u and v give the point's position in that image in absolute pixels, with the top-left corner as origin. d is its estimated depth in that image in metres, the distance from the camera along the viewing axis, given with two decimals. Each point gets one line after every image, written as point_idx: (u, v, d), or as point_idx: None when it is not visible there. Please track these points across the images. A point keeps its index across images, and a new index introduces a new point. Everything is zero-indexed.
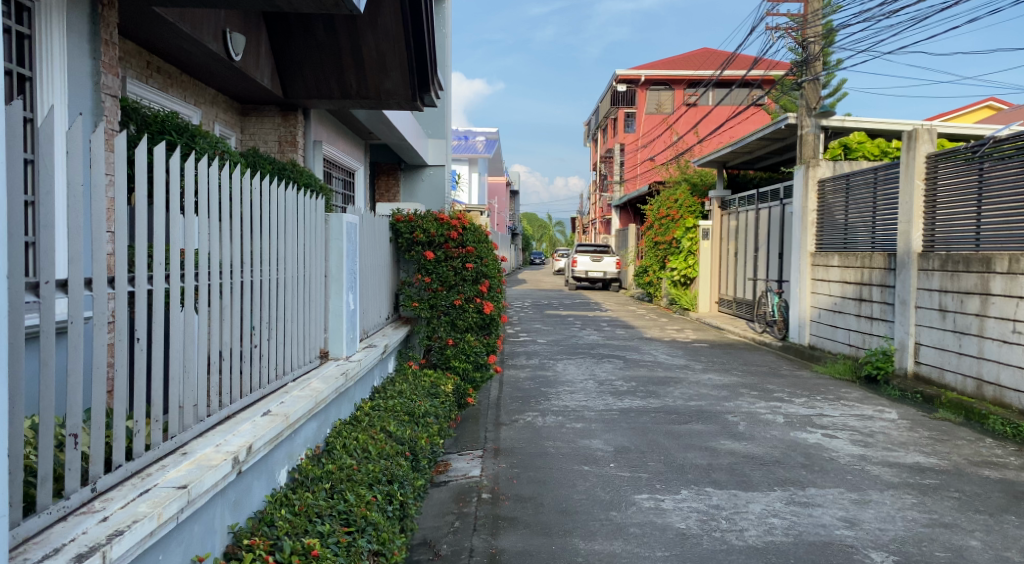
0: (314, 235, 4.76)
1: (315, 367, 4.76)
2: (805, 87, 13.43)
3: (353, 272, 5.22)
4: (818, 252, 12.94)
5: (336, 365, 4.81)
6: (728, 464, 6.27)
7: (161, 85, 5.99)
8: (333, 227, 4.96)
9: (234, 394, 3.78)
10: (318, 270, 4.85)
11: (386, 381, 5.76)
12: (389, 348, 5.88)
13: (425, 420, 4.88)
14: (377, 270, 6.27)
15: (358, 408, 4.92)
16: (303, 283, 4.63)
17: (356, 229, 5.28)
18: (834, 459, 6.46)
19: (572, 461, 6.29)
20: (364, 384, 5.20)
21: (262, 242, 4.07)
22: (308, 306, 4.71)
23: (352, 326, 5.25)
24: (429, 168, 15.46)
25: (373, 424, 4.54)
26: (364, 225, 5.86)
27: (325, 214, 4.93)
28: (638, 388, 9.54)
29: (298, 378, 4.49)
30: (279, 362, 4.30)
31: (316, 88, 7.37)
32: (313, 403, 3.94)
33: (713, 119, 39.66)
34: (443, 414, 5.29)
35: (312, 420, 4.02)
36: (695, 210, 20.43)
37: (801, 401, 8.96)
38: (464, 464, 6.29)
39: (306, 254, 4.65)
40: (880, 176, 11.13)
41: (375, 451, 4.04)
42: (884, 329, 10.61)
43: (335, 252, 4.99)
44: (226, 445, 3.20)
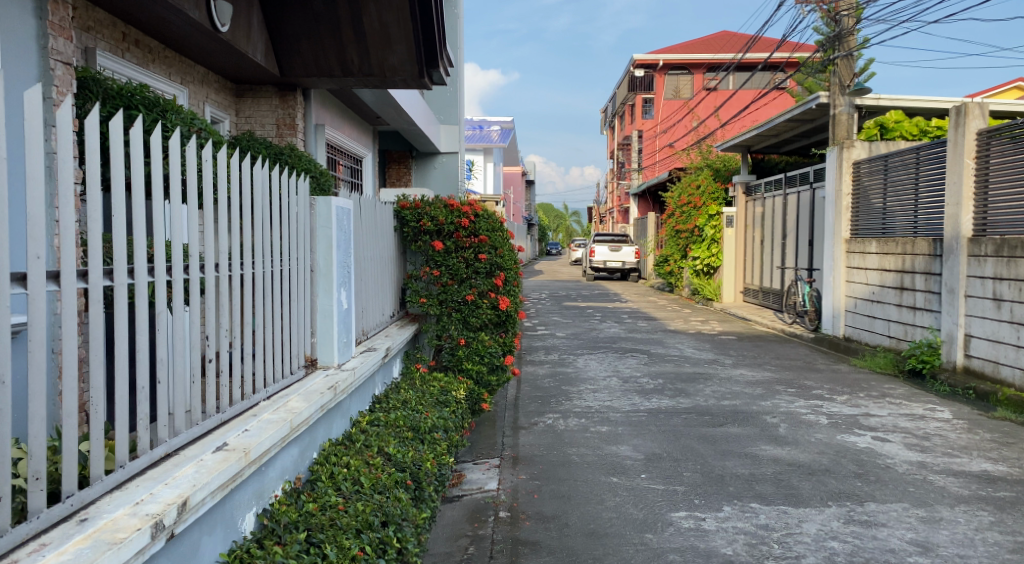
0: (298, 224, 4.11)
1: (301, 379, 4.12)
2: (837, 64, 12.69)
3: (344, 265, 4.58)
4: (853, 238, 12.21)
5: (324, 376, 4.17)
6: (773, 475, 5.64)
7: (140, 60, 5.40)
8: (320, 212, 4.32)
9: (178, 424, 3.00)
10: (303, 263, 4.22)
11: (391, 388, 5.19)
12: (393, 351, 5.23)
13: (434, 438, 4.36)
14: (378, 261, 5.64)
15: (354, 423, 4.31)
16: (285, 279, 3.97)
17: (348, 214, 4.61)
18: (890, 467, 5.80)
19: (598, 472, 5.68)
20: (362, 395, 4.58)
21: (239, 228, 3.44)
22: (291, 306, 4.06)
23: (346, 329, 4.61)
24: (441, 156, 14.88)
25: (369, 445, 3.93)
26: (362, 210, 5.21)
27: (310, 198, 4.29)
28: (666, 386, 8.91)
29: (275, 395, 3.80)
30: (258, 373, 3.65)
31: (315, 66, 6.72)
32: (286, 429, 3.28)
33: (735, 104, 38.83)
34: (453, 428, 4.69)
35: (288, 448, 3.37)
36: (718, 197, 19.59)
37: (844, 399, 8.30)
38: (479, 475, 5.70)
39: (290, 244, 4.00)
40: (923, 156, 10.36)
41: (367, 484, 3.45)
42: (928, 320, 9.90)
43: (322, 243, 4.35)
44: (151, 502, 2.46)
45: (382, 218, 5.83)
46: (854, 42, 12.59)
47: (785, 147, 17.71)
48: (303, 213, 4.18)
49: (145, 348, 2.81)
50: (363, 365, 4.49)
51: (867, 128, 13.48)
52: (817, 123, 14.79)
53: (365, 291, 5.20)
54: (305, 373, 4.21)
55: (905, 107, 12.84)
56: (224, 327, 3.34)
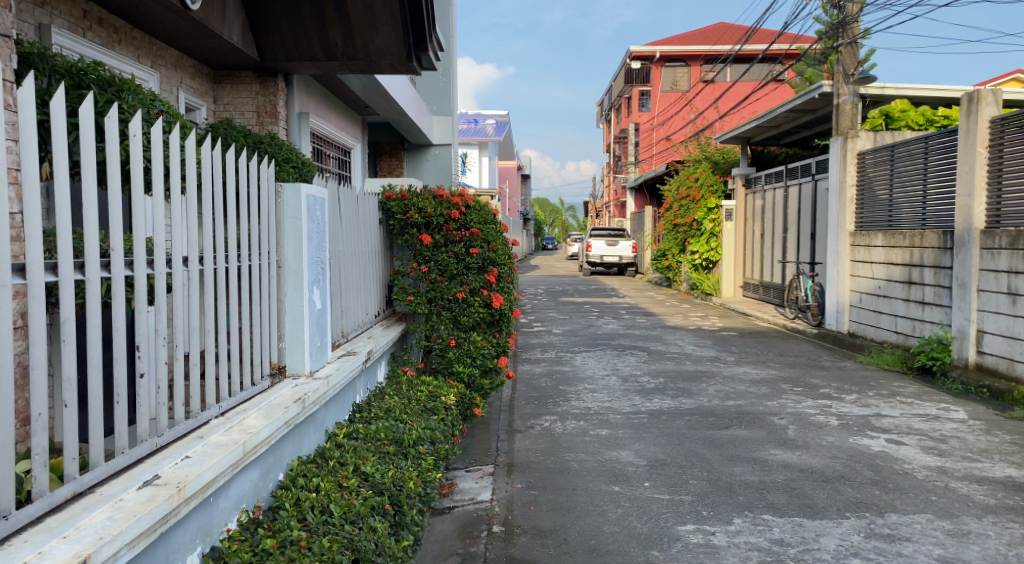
0: (263, 216, 3.72)
1: (267, 390, 3.74)
2: (841, 52, 12.33)
3: (318, 261, 4.19)
4: (858, 231, 11.86)
5: (292, 386, 3.78)
6: (785, 483, 5.29)
7: (104, 40, 5.02)
8: (288, 200, 3.92)
9: (100, 450, 2.59)
10: (267, 259, 3.82)
11: (375, 393, 4.84)
12: (376, 355, 4.86)
13: (419, 452, 4.02)
14: (360, 256, 5.25)
15: (330, 436, 3.94)
16: (244, 279, 3.57)
17: (320, 204, 4.21)
18: (909, 473, 5.45)
19: (599, 480, 5.33)
20: (340, 404, 4.22)
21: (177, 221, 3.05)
22: (253, 309, 3.66)
23: (321, 331, 4.23)
24: (434, 148, 14.55)
25: (344, 464, 3.57)
26: (341, 200, 4.84)
27: (276, 185, 3.89)
28: (668, 386, 8.55)
29: (232, 408, 3.41)
30: (211, 385, 3.26)
31: (296, 48, 6.30)
32: (236, 453, 2.89)
33: (733, 95, 38.49)
34: (440, 438, 4.34)
35: (241, 473, 2.99)
36: (718, 190, 19.15)
37: (853, 399, 7.96)
38: (472, 484, 5.35)
39: (249, 238, 3.60)
40: (932, 146, 9.99)
41: (337, 513, 3.08)
42: (938, 315, 9.57)
43: (291, 236, 3.95)
44: (49, 557, 2.08)
45: (366, 212, 5.46)
46: (857, 29, 12.24)
47: (785, 139, 17.37)
48: (265, 201, 3.76)
49: (44, 361, 2.43)
50: (340, 372, 4.12)
51: (871, 118, 12.81)
52: (819, 114, 14.43)
53: (344, 289, 4.82)
54: (272, 383, 3.84)
55: (910, 95, 12.58)
56: (163, 334, 2.96)
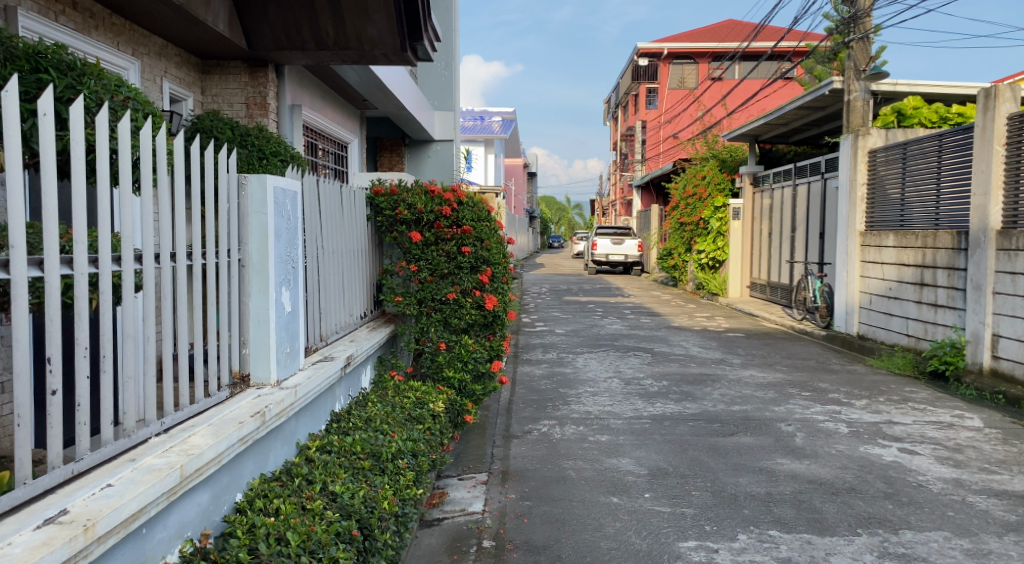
0: (221, 209, 3.38)
1: (226, 401, 3.42)
2: (853, 47, 12.07)
3: (288, 259, 3.87)
4: (868, 231, 11.56)
5: (255, 396, 3.46)
6: (792, 495, 5.03)
7: (78, 26, 4.79)
8: (253, 193, 3.59)
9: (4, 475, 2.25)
10: (226, 256, 3.48)
11: (354, 403, 4.58)
12: (357, 360, 4.61)
13: (398, 467, 3.79)
14: (341, 255, 4.98)
15: (301, 449, 3.71)
16: (194, 278, 3.22)
17: (291, 197, 3.89)
18: (923, 486, 5.18)
19: (597, 490, 5.08)
20: (313, 414, 3.95)
21: (105, 212, 2.70)
22: (209, 312, 3.32)
23: (291, 336, 3.91)
24: (435, 144, 14.29)
25: (310, 484, 3.31)
26: (320, 194, 4.58)
27: (240, 176, 3.56)
28: (671, 389, 8.29)
29: (180, 423, 3.08)
30: (151, 397, 2.91)
31: (285, 36, 6.11)
32: (174, 478, 2.55)
33: (741, 93, 38.10)
34: (422, 450, 4.11)
35: (181, 499, 2.65)
36: (725, 188, 18.80)
37: (863, 405, 7.68)
38: (464, 494, 5.10)
39: (200, 233, 3.26)
40: (946, 143, 9.69)
41: (294, 543, 2.78)
42: (951, 318, 9.27)
43: (256, 232, 3.61)
44: None
45: (351, 210, 5.22)
46: (869, 24, 12.04)
47: (794, 137, 17.06)
48: (224, 191, 3.42)
49: None
50: (313, 381, 3.84)
51: (883, 115, 12.53)
52: (829, 111, 14.13)
53: (321, 290, 4.54)
54: (232, 393, 3.51)
55: (923, 92, 12.27)
56: (84, 343, 2.61)
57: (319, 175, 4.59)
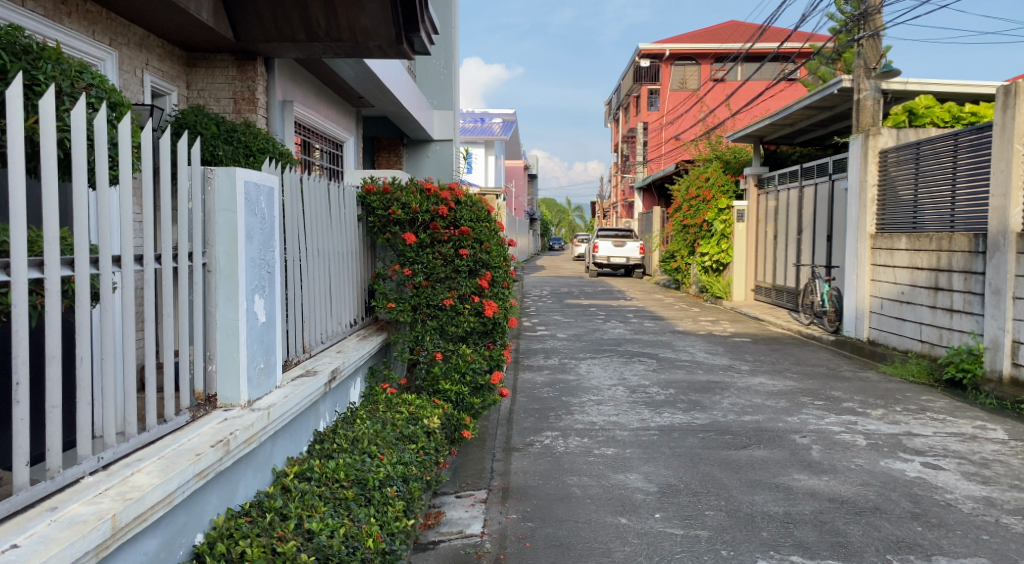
0: (179, 207, 3.04)
1: (186, 426, 3.08)
2: (863, 45, 11.72)
3: (263, 263, 3.54)
4: (879, 234, 11.23)
5: (221, 420, 3.13)
6: (813, 516, 4.69)
7: (47, 11, 4.49)
8: (220, 188, 3.26)
9: None
10: (188, 260, 3.14)
11: (340, 420, 4.26)
12: (344, 374, 4.28)
13: (386, 496, 3.45)
14: (328, 259, 4.66)
15: (277, 477, 3.39)
16: (145, 286, 2.87)
17: (265, 195, 3.56)
18: (952, 506, 4.85)
19: (605, 510, 4.75)
20: (291, 437, 3.63)
21: (19, 206, 2.32)
22: (165, 325, 2.97)
23: (267, 349, 3.58)
24: (435, 144, 13.97)
25: (282, 522, 2.98)
26: (303, 193, 4.26)
27: (205, 170, 3.23)
28: (678, 398, 7.95)
29: (126, 455, 2.73)
30: (84, 427, 2.55)
31: (274, 27, 5.81)
32: (102, 532, 2.20)
33: (744, 93, 37.79)
34: (414, 474, 3.78)
35: (114, 553, 2.30)
36: (729, 190, 18.52)
37: (879, 415, 7.34)
38: (462, 514, 4.77)
39: (153, 233, 2.90)
40: (962, 143, 9.36)
41: None
42: (968, 324, 8.94)
43: (224, 233, 3.27)
44: None
45: (340, 211, 4.93)
46: (881, 21, 11.68)
47: (799, 138, 16.75)
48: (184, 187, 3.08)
49: None
50: (289, 401, 3.51)
51: (893, 114, 12.04)
52: (837, 110, 13.81)
53: (303, 297, 4.23)
54: (194, 417, 3.17)
55: (934, 91, 11.95)
56: None
57: (302, 173, 4.28)
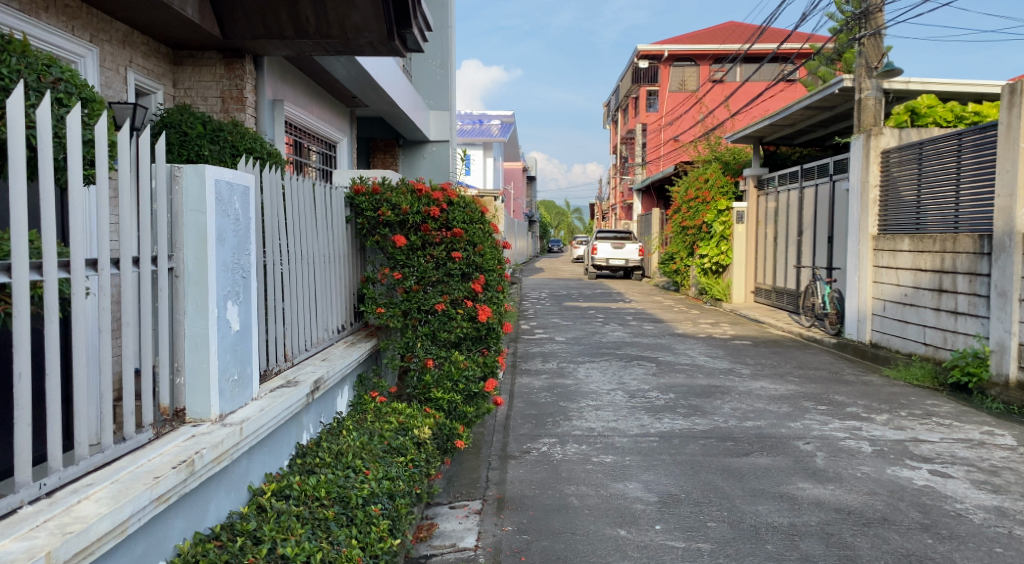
0: (141, 205, 2.88)
1: (148, 444, 2.91)
2: (863, 44, 11.56)
3: (236, 267, 3.38)
4: (881, 235, 11.07)
5: (189, 436, 2.96)
6: (819, 527, 4.53)
7: (23, 6, 4.37)
8: (188, 186, 3.10)
9: None
10: (153, 264, 2.98)
11: (323, 433, 4.10)
12: (328, 384, 4.12)
13: (370, 515, 3.29)
14: (313, 265, 4.51)
15: (253, 495, 3.23)
16: (100, 294, 2.71)
17: (238, 195, 3.39)
18: (963, 517, 4.68)
19: (604, 522, 4.59)
20: (267, 452, 3.46)
21: None
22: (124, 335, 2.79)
23: (241, 358, 3.41)
24: (431, 144, 13.93)
25: (254, 548, 2.81)
26: (285, 193, 4.10)
27: (173, 168, 3.07)
28: (678, 403, 7.78)
29: (78, 477, 2.56)
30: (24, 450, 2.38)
31: (261, 23, 5.67)
32: None
33: (743, 94, 37.66)
34: (401, 490, 3.61)
35: None
36: (729, 192, 18.32)
37: (884, 420, 7.17)
38: (455, 526, 4.61)
39: (110, 235, 2.74)
40: (965, 143, 9.22)
41: None
42: (973, 327, 8.78)
43: (192, 234, 3.11)
44: None
45: (327, 213, 4.79)
46: (881, 20, 11.53)
47: (799, 138, 16.60)
48: (149, 186, 2.92)
49: None
50: (265, 415, 3.34)
51: (895, 114, 11.91)
52: (837, 110, 13.65)
53: (284, 304, 4.08)
54: (158, 434, 3.00)
55: (936, 91, 11.80)
56: None
57: (284, 173, 4.12)
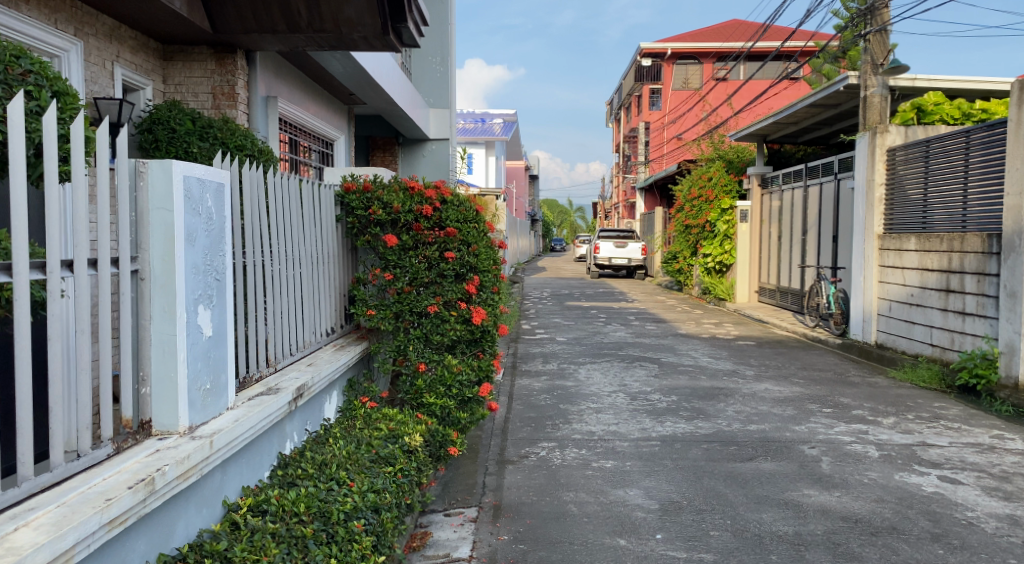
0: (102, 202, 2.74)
1: (106, 460, 2.73)
2: (870, 40, 11.39)
3: (208, 269, 3.25)
4: (887, 234, 10.90)
5: (154, 449, 2.83)
6: (825, 537, 4.37)
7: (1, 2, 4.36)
8: (155, 183, 2.97)
9: None
10: (115, 266, 2.83)
11: (305, 444, 3.96)
12: (310, 390, 3.99)
13: (352, 532, 3.15)
14: (295, 267, 4.39)
15: (228, 510, 3.12)
16: (50, 299, 2.54)
17: (210, 193, 3.26)
18: (974, 526, 4.53)
19: (603, 531, 4.44)
20: (242, 464, 3.33)
21: None
22: (78, 344, 2.63)
23: (214, 365, 3.28)
24: (431, 143, 13.79)
25: None
26: (265, 192, 3.98)
27: (137, 164, 2.93)
28: (681, 405, 7.63)
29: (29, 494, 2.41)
30: None
31: (252, 17, 5.52)
32: None
33: (747, 92, 37.51)
34: (387, 502, 3.48)
35: None
36: (731, 190, 17.98)
37: (890, 423, 7.01)
38: (450, 534, 4.47)
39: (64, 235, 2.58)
40: (973, 141, 9.05)
41: None
42: (981, 328, 8.61)
43: (158, 234, 2.97)
44: None
45: (310, 212, 4.67)
46: (887, 16, 11.37)
47: (803, 136, 16.43)
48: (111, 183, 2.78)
49: None
50: (238, 426, 3.21)
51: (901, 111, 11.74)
52: (842, 108, 13.48)
53: (261, 308, 3.96)
54: (118, 449, 2.83)
55: (943, 88, 11.62)
56: None
57: (265, 171, 4.00)
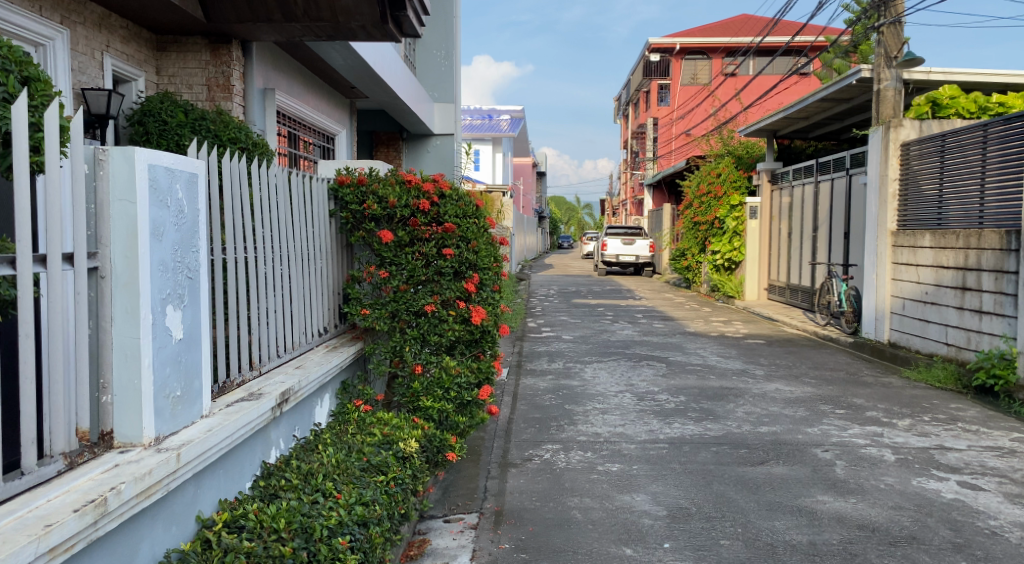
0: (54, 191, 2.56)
1: (55, 477, 2.53)
2: (884, 32, 11.11)
3: (178, 267, 3.09)
4: (901, 231, 10.68)
5: (113, 466, 2.65)
6: (842, 547, 4.18)
7: None
8: (116, 171, 2.80)
9: None
10: (69, 263, 2.66)
11: (289, 456, 3.79)
12: (294, 396, 3.83)
13: (336, 550, 2.97)
14: (282, 266, 4.23)
15: (201, 529, 2.98)
16: None
17: (178, 184, 3.09)
18: (998, 535, 4.32)
19: (608, 540, 4.25)
20: (216, 476, 3.17)
21: None
22: (22, 347, 2.41)
23: (184, 369, 3.11)
24: (435, 138, 13.64)
25: None
26: (247, 185, 3.82)
27: (96, 152, 2.76)
28: (689, 406, 7.42)
29: None
30: None
31: (246, 7, 5.42)
32: None
33: (756, 88, 37.25)
34: (376, 516, 3.30)
35: None
36: (741, 186, 17.97)
37: (906, 426, 6.80)
38: (449, 542, 4.29)
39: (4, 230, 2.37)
40: (991, 134, 8.81)
41: None
42: (998, 327, 8.38)
43: (121, 228, 2.81)
44: None
45: (300, 206, 4.50)
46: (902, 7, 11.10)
47: (814, 131, 16.18)
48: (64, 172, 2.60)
49: None
50: (211, 437, 3.05)
51: (916, 105, 11.29)
52: (854, 103, 13.24)
53: (244, 308, 3.81)
54: (72, 464, 2.65)
55: (959, 81, 11.35)
56: None
57: (248, 163, 3.84)
